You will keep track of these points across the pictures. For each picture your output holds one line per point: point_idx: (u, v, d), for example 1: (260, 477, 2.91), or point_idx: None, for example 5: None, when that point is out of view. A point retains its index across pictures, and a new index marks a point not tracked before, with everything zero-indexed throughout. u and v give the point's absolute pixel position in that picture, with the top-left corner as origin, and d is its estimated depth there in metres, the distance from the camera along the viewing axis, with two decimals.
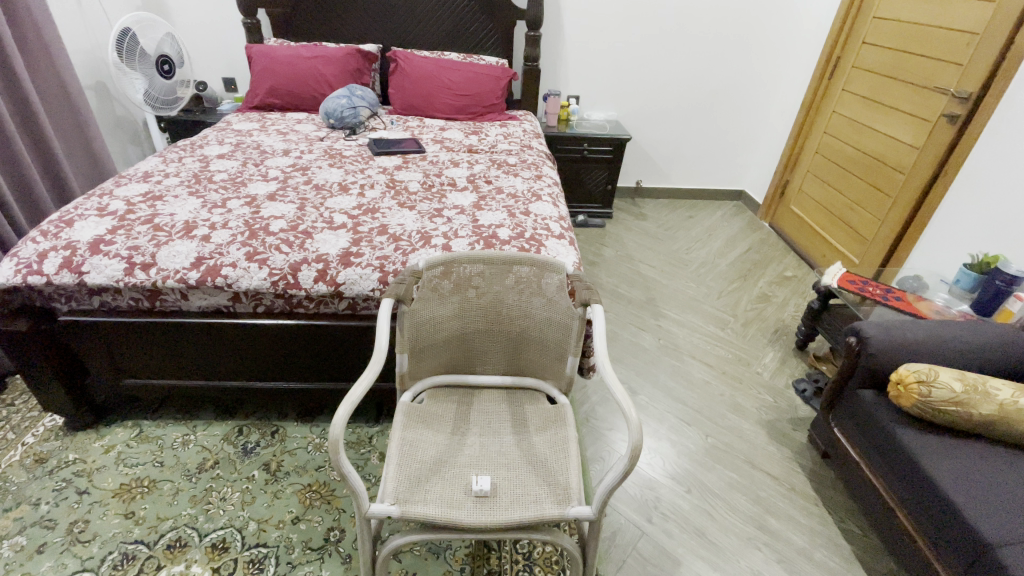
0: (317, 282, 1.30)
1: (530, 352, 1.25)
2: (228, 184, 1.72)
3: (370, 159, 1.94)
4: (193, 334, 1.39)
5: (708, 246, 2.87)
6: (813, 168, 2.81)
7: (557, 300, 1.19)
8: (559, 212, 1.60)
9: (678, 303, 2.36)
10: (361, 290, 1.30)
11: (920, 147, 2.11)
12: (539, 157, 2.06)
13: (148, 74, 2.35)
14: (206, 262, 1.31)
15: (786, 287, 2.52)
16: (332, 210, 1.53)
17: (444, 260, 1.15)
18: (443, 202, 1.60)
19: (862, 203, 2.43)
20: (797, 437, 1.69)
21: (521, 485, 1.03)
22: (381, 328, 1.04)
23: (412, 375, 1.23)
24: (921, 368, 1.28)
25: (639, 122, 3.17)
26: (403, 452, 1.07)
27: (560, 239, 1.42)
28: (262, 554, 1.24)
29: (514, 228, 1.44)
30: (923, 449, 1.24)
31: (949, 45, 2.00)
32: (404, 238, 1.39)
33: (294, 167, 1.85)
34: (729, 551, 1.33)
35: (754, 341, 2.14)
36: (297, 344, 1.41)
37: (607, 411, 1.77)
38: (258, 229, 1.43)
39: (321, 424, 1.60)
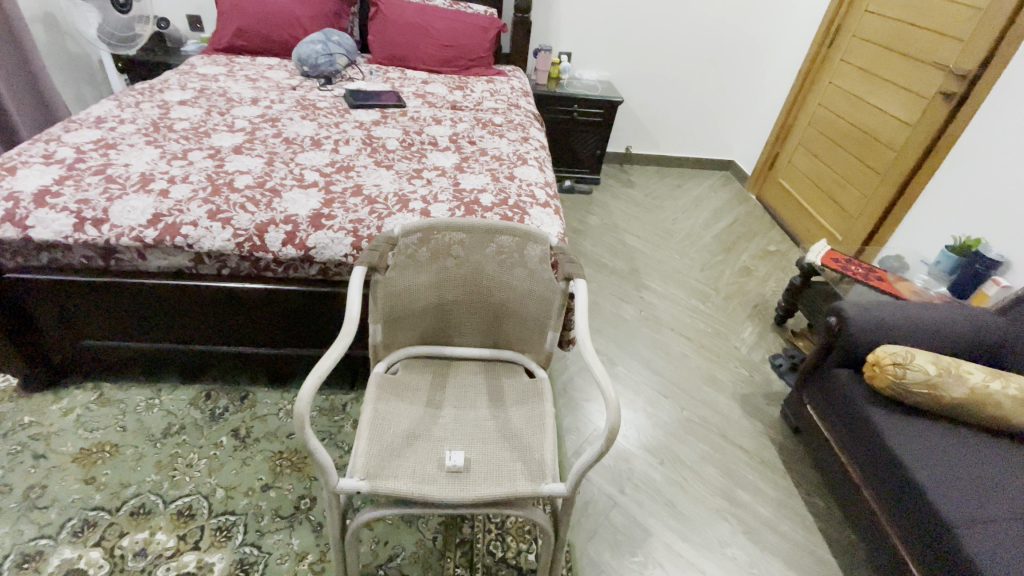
0: (286, 246, 1.22)
1: (510, 325, 1.21)
2: (190, 135, 1.59)
3: (346, 112, 1.82)
4: (154, 296, 1.32)
5: (694, 217, 2.83)
6: (804, 141, 2.76)
7: (539, 272, 1.14)
8: (545, 177, 1.53)
9: (660, 274, 2.34)
10: (332, 255, 1.23)
11: (913, 125, 2.07)
12: (526, 117, 1.96)
13: (101, 6, 2.16)
14: (164, 220, 1.22)
15: (768, 261, 2.52)
16: (303, 167, 1.43)
17: (422, 227, 1.09)
18: (423, 162, 1.51)
19: (850, 179, 2.40)
20: (770, 412, 1.71)
21: (495, 460, 1.01)
22: (351, 297, 0.98)
23: (385, 346, 1.18)
24: (897, 350, 1.29)
25: (631, 84, 3.05)
26: (375, 424, 1.04)
27: (545, 207, 1.36)
28: (230, 522, 1.22)
29: (497, 194, 1.37)
30: (894, 430, 1.25)
31: (953, 18, 1.93)
32: (380, 200, 1.31)
33: (262, 118, 1.73)
34: (697, 521, 1.35)
35: (733, 315, 2.14)
36: (266, 309, 1.35)
37: (585, 382, 1.76)
38: (221, 184, 1.33)
39: (293, 389, 1.55)
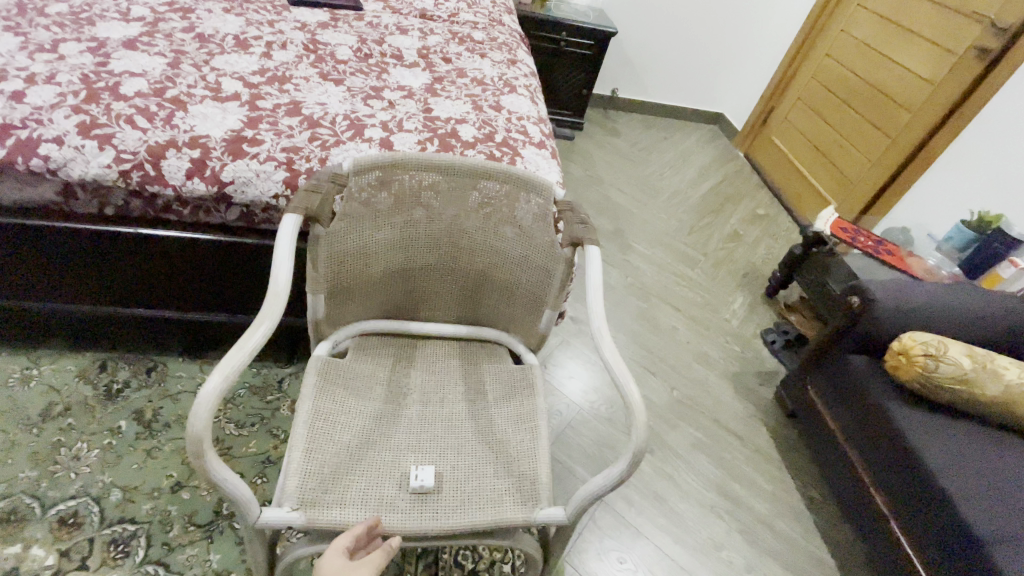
0: (192, 179, 0.90)
1: (493, 299, 0.95)
2: (67, 20, 1.17)
3: (285, 9, 1.42)
4: (11, 239, 0.97)
5: (682, 173, 2.61)
6: (804, 96, 2.54)
7: (534, 233, 0.89)
8: (537, 110, 1.24)
9: (647, 235, 2.12)
10: (257, 195, 0.92)
11: (935, 84, 1.89)
12: (512, 36, 1.62)
13: None
14: (13, 132, 0.87)
15: (758, 226, 2.35)
16: (221, 73, 1.07)
17: (385, 162, 0.81)
18: (384, 80, 1.18)
19: (853, 141, 2.22)
20: (763, 393, 1.58)
21: (473, 476, 0.79)
22: (278, 257, 0.70)
23: (330, 320, 0.90)
24: (928, 339, 1.13)
25: (625, 15, 2.69)
26: (314, 430, 0.78)
27: (540, 148, 1.08)
28: (128, 533, 0.96)
29: (480, 127, 1.08)
30: (916, 427, 1.11)
31: None
32: (325, 124, 0.99)
33: (170, 7, 1.31)
34: (691, 520, 1.21)
35: (724, 284, 1.97)
36: (175, 263, 1.03)
37: (567, 356, 1.56)
38: (101, 88, 0.96)
39: (215, 360, 1.25)
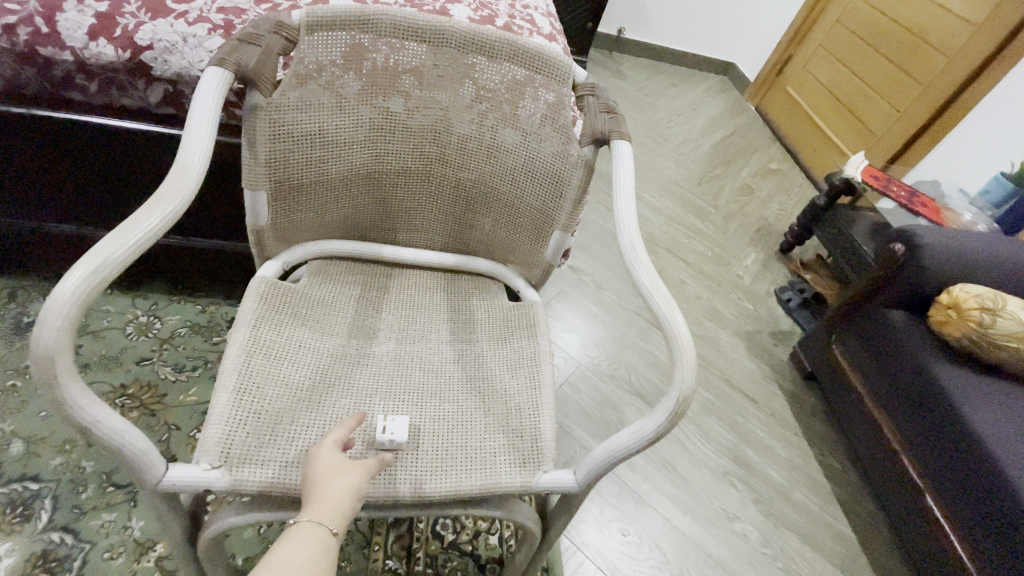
0: (95, 40, 0.70)
1: (488, 218, 0.77)
2: None
3: None
4: None
5: (690, 123, 2.41)
6: (825, 42, 2.33)
7: (542, 135, 0.69)
8: (546, 4, 1.03)
9: (654, 184, 1.94)
10: (182, 67, 0.71)
11: (980, 22, 1.70)
12: None
13: None
14: None
15: (771, 181, 2.18)
16: None
17: (344, 28, 0.61)
18: None
19: (880, 90, 2.04)
20: (778, 354, 1.44)
21: (458, 432, 0.62)
22: (192, 118, 0.50)
23: (279, 233, 0.71)
24: (983, 291, 0.99)
25: None
26: (250, 367, 0.60)
27: (550, 41, 0.88)
28: (29, 493, 0.78)
29: (476, 9, 0.87)
30: (963, 387, 0.97)
31: None
32: None
33: None
34: (701, 489, 1.08)
35: (735, 239, 1.81)
36: (88, 163, 0.82)
37: (565, 307, 1.39)
38: None
39: (152, 294, 1.05)
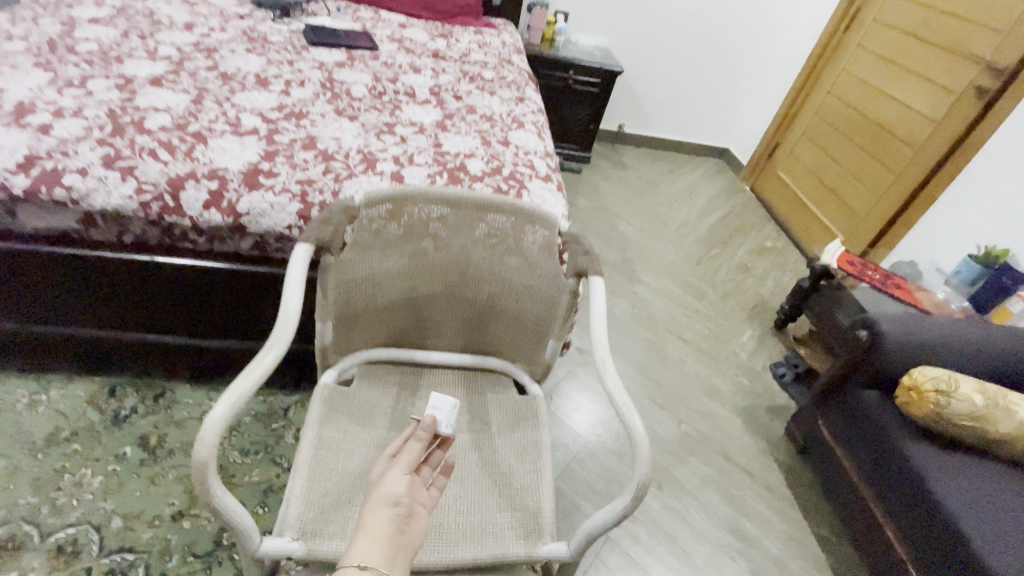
0: (208, 210, 0.93)
1: (500, 329, 0.96)
2: (96, 59, 1.21)
3: (305, 50, 1.49)
4: (35, 266, 1.00)
5: (689, 206, 2.64)
6: (807, 132, 2.57)
7: (541, 269, 0.90)
8: (544, 146, 1.29)
9: (655, 267, 2.13)
10: (271, 225, 0.95)
11: (940, 121, 1.91)
12: (520, 76, 1.68)
13: None
14: (41, 164, 0.91)
15: (766, 259, 2.35)
16: (241, 108, 1.12)
17: (387, 201, 0.83)
18: (397, 116, 1.23)
19: (858, 176, 2.24)
20: (774, 429, 1.55)
21: (476, 511, 0.78)
22: (289, 282, 0.73)
23: (336, 347, 0.91)
24: (939, 374, 1.11)
25: (630, 56, 2.79)
26: (317, 458, 0.78)
27: (545, 181, 1.12)
28: (126, 563, 0.95)
29: (489, 161, 1.12)
30: (929, 461, 1.09)
31: (997, 11, 1.79)
32: (339, 158, 1.03)
33: (195, 47, 1.36)
34: (701, 561, 1.17)
35: (732, 316, 1.97)
36: (191, 291, 1.06)
37: (574, 388, 1.55)
38: (126, 123, 1.00)
39: (222, 387, 1.25)
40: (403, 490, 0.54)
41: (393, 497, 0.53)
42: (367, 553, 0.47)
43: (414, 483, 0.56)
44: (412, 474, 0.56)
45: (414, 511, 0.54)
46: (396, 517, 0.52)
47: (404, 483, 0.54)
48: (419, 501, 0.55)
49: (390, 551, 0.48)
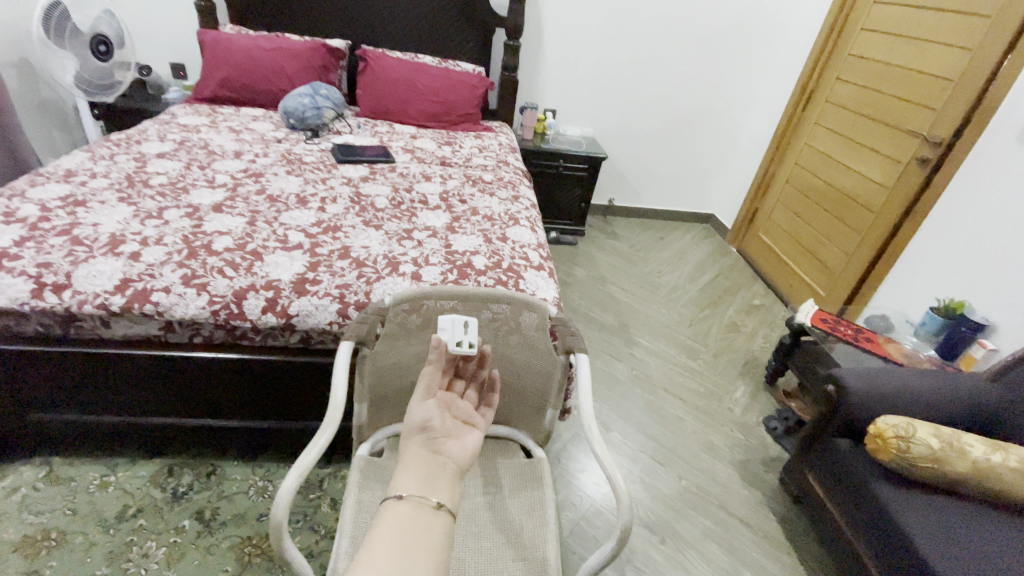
0: (266, 313, 1.15)
1: (506, 401, 1.14)
2: (167, 190, 1.48)
3: (334, 168, 1.78)
4: (118, 367, 1.20)
5: (679, 270, 2.85)
6: (782, 198, 2.82)
7: (537, 348, 1.09)
8: (537, 238, 1.52)
9: (650, 330, 2.31)
10: (315, 323, 1.16)
11: (890, 187, 2.12)
12: (515, 175, 1.96)
13: (80, 54, 2.10)
14: (133, 285, 1.12)
15: (754, 316, 2.52)
16: (287, 227, 1.37)
17: (407, 299, 1.02)
18: (413, 222, 1.48)
19: (831, 237, 2.44)
20: (769, 480, 1.66)
21: (493, 561, 0.92)
22: (335, 376, 0.96)
23: (370, 423, 1.09)
24: (898, 422, 1.25)
25: (615, 141, 3.12)
26: (358, 521, 0.94)
27: (538, 270, 1.34)
28: None
29: (491, 257, 1.35)
30: (897, 500, 1.20)
31: (923, 90, 2.01)
32: (369, 263, 1.26)
33: (245, 173, 1.65)
34: None
35: (724, 373, 2.12)
36: (245, 381, 1.25)
37: (580, 450, 1.68)
38: (198, 247, 1.24)
39: (265, 463, 1.42)
40: (428, 415, 0.56)
41: (418, 426, 0.55)
42: (403, 484, 0.47)
43: (436, 411, 0.58)
44: (433, 404, 0.59)
45: (445, 433, 0.56)
46: (426, 443, 0.53)
47: (425, 409, 0.57)
48: (447, 425, 0.57)
49: (427, 472, 0.48)
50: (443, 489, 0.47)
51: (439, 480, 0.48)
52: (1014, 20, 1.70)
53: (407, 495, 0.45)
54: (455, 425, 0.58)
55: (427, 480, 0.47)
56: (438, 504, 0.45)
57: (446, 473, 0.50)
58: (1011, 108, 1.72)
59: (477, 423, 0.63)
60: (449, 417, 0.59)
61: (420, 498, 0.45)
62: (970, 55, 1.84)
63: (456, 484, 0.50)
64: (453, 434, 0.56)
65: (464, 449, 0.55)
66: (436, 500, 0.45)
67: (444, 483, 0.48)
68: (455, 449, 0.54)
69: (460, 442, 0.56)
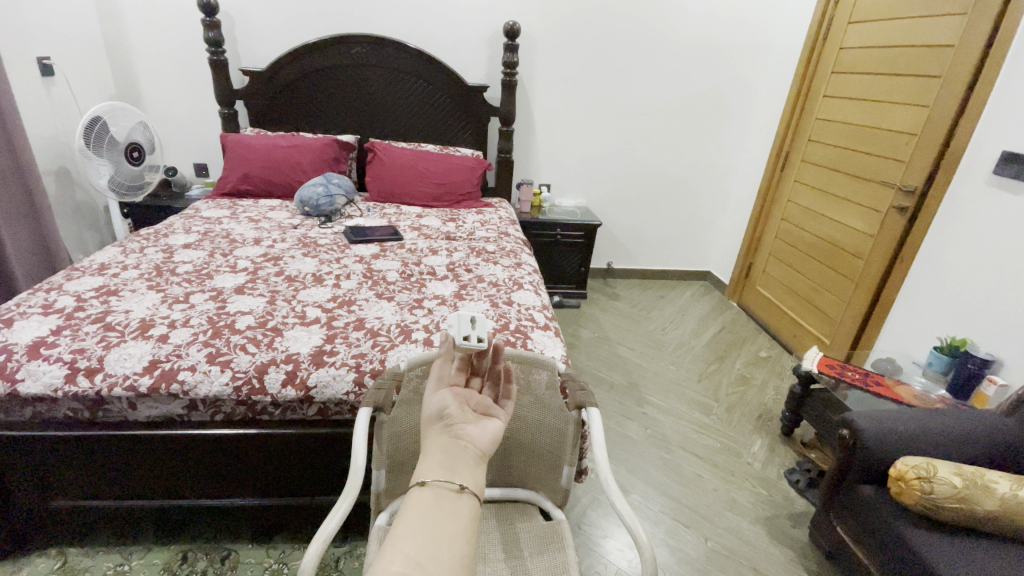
0: (286, 386, 1.19)
1: (522, 460, 1.15)
2: (193, 276, 1.58)
3: (347, 248, 1.90)
4: (141, 448, 1.23)
5: (683, 327, 2.89)
6: (774, 252, 2.93)
7: (549, 404, 1.12)
8: (541, 300, 1.59)
9: (659, 387, 2.32)
10: (333, 392, 1.21)
11: (874, 235, 2.22)
12: (516, 244, 2.08)
13: (116, 161, 2.30)
14: (161, 365, 1.18)
15: (762, 368, 2.53)
16: (305, 304, 1.45)
17: (421, 363, 1.07)
18: (423, 292, 1.56)
19: (826, 286, 2.51)
20: (798, 536, 1.60)
21: None
22: (356, 440, 0.98)
23: (388, 491, 1.10)
24: (918, 462, 1.23)
25: (608, 209, 3.30)
26: None
27: (545, 330, 1.40)
28: None
29: (499, 319, 1.41)
30: (930, 545, 1.16)
31: (889, 145, 2.16)
32: (382, 332, 1.33)
33: (265, 257, 1.76)
34: None
35: (739, 427, 2.09)
36: (263, 455, 1.27)
37: (600, 515, 1.64)
38: (222, 326, 1.31)
39: (280, 544, 1.39)
40: (443, 404, 0.60)
41: (435, 416, 0.59)
42: (427, 471, 0.50)
43: (453, 399, 0.61)
44: (447, 393, 0.62)
45: (463, 420, 0.59)
46: (446, 431, 0.57)
47: (440, 399, 0.61)
48: (465, 414, 0.60)
49: (449, 459, 0.52)
50: (466, 474, 0.50)
51: (461, 466, 0.51)
52: (960, 80, 1.87)
53: (429, 482, 0.48)
54: (474, 414, 0.62)
55: (448, 466, 0.51)
56: (460, 487, 0.48)
57: (467, 457, 0.53)
58: (972, 156, 1.84)
59: (496, 413, 0.64)
60: (467, 408, 0.61)
61: (443, 484, 0.48)
62: (926, 112, 1.99)
63: (477, 466, 0.53)
64: (472, 422, 0.60)
65: (484, 434, 0.59)
66: (458, 484, 0.48)
67: (466, 469, 0.51)
68: (475, 434, 0.58)
69: (480, 427, 0.59)
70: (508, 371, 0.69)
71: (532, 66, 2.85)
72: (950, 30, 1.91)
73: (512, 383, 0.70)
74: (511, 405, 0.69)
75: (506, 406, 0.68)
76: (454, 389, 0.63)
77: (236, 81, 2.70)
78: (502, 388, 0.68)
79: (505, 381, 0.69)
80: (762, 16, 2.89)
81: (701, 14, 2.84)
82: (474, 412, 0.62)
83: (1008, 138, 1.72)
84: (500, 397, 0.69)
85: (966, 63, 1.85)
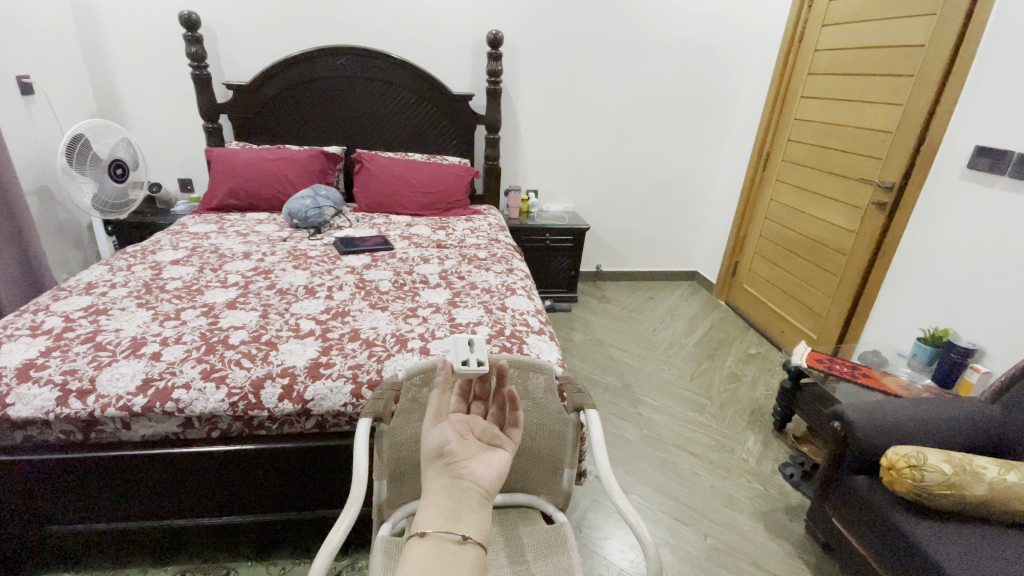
0: (282, 401, 1.18)
1: (524, 465, 1.16)
2: (182, 293, 1.57)
3: (337, 259, 1.90)
4: (134, 468, 1.21)
5: (673, 326, 2.93)
6: (760, 250, 2.97)
7: (547, 401, 1.12)
8: (535, 305, 1.61)
9: (653, 387, 2.34)
10: (330, 405, 1.20)
11: (855, 231, 2.27)
12: (507, 250, 2.09)
13: (99, 178, 2.27)
14: (155, 384, 1.17)
15: (752, 365, 2.57)
16: (298, 316, 1.45)
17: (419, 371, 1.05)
18: (417, 300, 1.57)
19: (811, 282, 2.56)
20: (794, 529, 1.63)
21: None
22: (357, 455, 0.98)
23: (391, 502, 1.10)
24: (909, 451, 1.26)
25: (595, 212, 3.33)
26: None
27: (539, 334, 1.41)
28: None
29: (493, 325, 1.43)
30: (924, 536, 1.18)
31: (867, 142, 2.22)
32: (378, 342, 1.33)
33: (255, 271, 1.75)
34: None
35: (732, 424, 2.12)
36: (261, 470, 1.26)
37: (600, 517, 1.64)
38: (216, 342, 1.30)
39: (280, 561, 1.38)
40: (444, 440, 0.59)
41: (436, 453, 0.58)
42: (428, 520, 0.50)
43: (453, 432, 0.61)
44: (447, 426, 0.61)
45: (465, 455, 0.58)
46: (446, 470, 0.56)
47: (441, 433, 0.59)
48: (467, 448, 0.59)
49: (450, 505, 0.52)
50: (468, 522, 0.50)
51: (463, 512, 0.51)
52: (932, 78, 1.93)
53: (430, 533, 0.48)
54: (477, 446, 0.61)
55: (450, 514, 0.50)
56: (462, 538, 0.48)
57: (468, 500, 0.53)
58: (947, 150, 1.90)
59: (502, 443, 0.64)
60: (469, 440, 0.61)
61: (445, 535, 0.48)
62: (901, 109, 2.05)
63: (479, 508, 0.53)
64: (474, 456, 0.59)
65: (488, 468, 0.58)
66: (460, 535, 0.48)
67: (468, 514, 0.51)
68: (478, 470, 0.57)
69: (484, 462, 0.58)
70: (514, 396, 0.69)
71: (516, 73, 2.88)
72: (920, 31, 1.97)
73: (518, 409, 0.69)
74: (518, 432, 0.68)
75: (513, 433, 0.68)
76: (452, 421, 0.62)
77: (220, 95, 2.68)
78: (507, 413, 0.69)
79: (510, 406, 0.69)
80: (742, 19, 2.95)
81: (681, 19, 2.89)
82: (479, 441, 0.62)
83: (981, 133, 1.78)
84: (506, 424, 0.69)
85: (937, 61, 1.91)
